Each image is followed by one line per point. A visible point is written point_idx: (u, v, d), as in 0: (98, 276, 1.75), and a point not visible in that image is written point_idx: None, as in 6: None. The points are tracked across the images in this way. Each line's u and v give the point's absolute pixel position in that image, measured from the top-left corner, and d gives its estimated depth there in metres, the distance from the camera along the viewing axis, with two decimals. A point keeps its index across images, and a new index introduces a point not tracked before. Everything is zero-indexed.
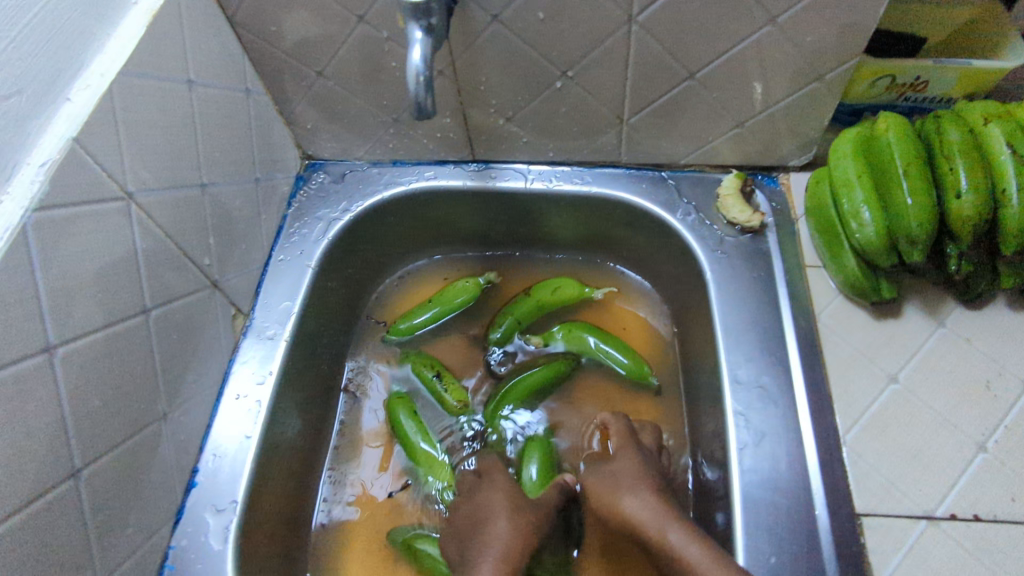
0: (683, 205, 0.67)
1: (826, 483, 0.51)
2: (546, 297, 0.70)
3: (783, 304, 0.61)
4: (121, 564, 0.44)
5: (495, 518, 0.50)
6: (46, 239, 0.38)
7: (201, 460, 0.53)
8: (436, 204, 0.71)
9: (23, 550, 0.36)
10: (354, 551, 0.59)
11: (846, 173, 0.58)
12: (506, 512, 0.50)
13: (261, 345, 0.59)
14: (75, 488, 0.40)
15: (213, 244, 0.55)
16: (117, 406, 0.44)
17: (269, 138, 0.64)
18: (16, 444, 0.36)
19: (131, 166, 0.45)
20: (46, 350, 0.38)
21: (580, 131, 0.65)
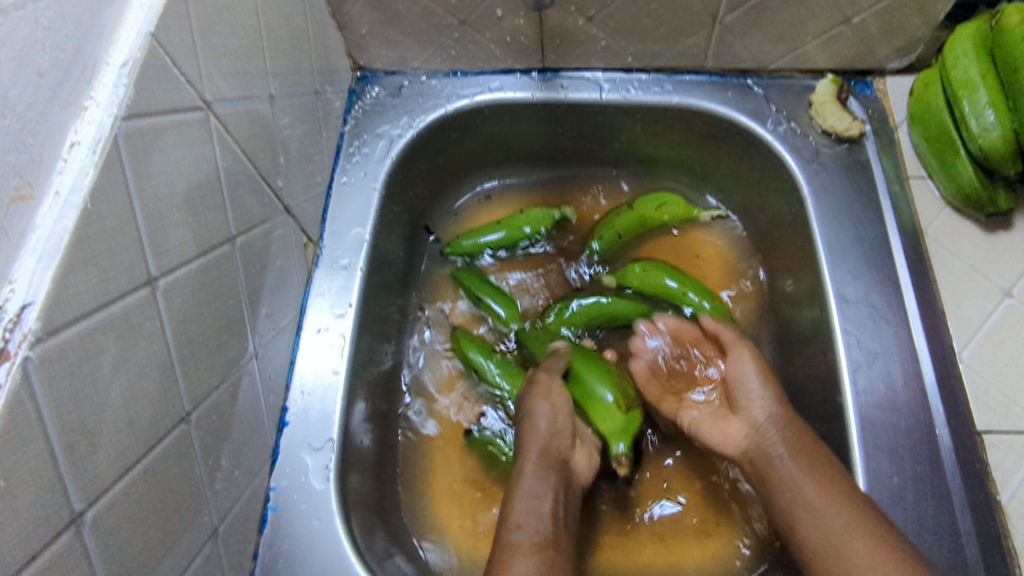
0: (773, 114, 0.62)
1: (945, 404, 0.49)
2: (650, 212, 0.65)
3: (888, 218, 0.57)
4: (231, 508, 0.42)
5: (538, 413, 0.51)
6: (138, 154, 0.32)
7: (289, 399, 0.50)
8: (500, 119, 0.65)
9: (149, 499, 0.33)
10: (444, 478, 0.57)
11: (968, 73, 0.54)
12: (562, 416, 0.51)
13: (336, 276, 0.55)
14: (187, 432, 0.37)
15: (282, 164, 0.50)
16: (216, 343, 0.40)
17: (323, 45, 0.57)
18: (132, 387, 0.32)
19: (207, 71, 0.39)
20: (150, 282, 0.33)
21: (666, 32, 0.59)
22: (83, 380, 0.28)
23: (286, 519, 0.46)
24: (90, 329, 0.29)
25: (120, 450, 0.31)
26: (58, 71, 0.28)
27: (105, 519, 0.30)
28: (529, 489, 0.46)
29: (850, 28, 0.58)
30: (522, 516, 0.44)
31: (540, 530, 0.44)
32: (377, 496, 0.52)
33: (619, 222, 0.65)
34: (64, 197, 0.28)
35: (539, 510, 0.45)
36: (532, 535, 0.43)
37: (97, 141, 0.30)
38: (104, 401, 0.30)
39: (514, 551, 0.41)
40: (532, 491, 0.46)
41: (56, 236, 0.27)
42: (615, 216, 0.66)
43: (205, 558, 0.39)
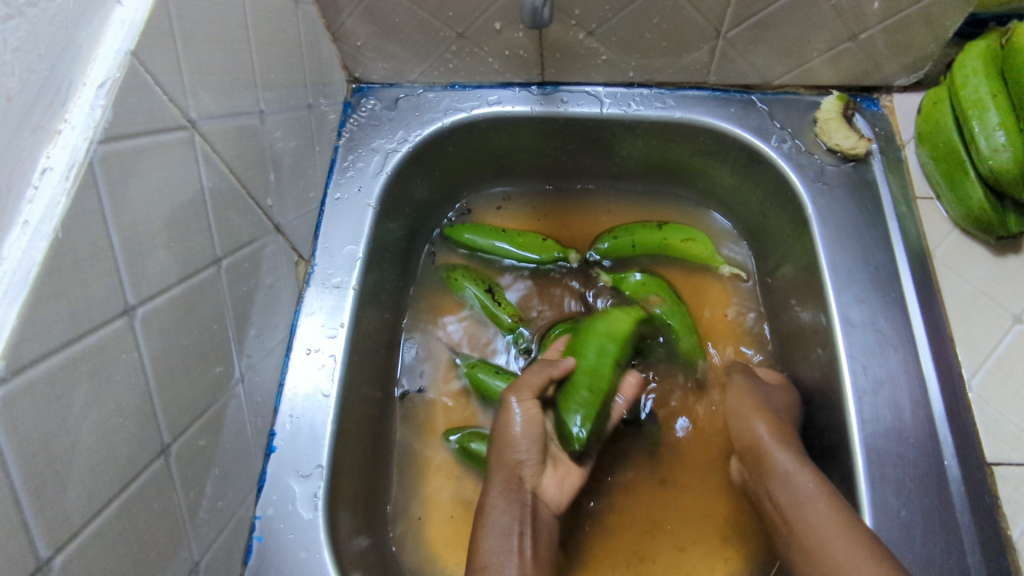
0: (777, 130, 0.61)
1: (955, 435, 0.48)
2: (676, 240, 0.63)
3: (895, 239, 0.55)
4: (213, 541, 0.40)
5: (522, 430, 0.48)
6: (115, 177, 0.31)
7: (277, 423, 0.48)
8: (498, 133, 0.64)
9: (124, 540, 0.32)
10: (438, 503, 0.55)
11: (977, 92, 0.53)
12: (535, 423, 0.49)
13: (328, 295, 0.53)
14: (166, 465, 0.35)
15: (272, 181, 0.48)
16: (199, 371, 0.38)
17: (317, 58, 0.56)
18: (106, 421, 0.30)
19: (192, 88, 0.37)
20: (127, 311, 0.32)
21: (668, 47, 0.58)
22: (52, 419, 0.27)
23: (272, 549, 0.44)
24: (61, 365, 0.28)
25: (91, 489, 0.29)
26: (28, 95, 0.27)
27: (74, 565, 0.28)
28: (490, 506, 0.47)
29: (857, 44, 0.56)
30: (488, 555, 0.44)
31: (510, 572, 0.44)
32: (368, 524, 0.51)
33: (641, 237, 0.64)
34: (33, 227, 0.27)
35: (505, 550, 0.44)
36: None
37: (71, 166, 0.28)
38: (75, 440, 0.28)
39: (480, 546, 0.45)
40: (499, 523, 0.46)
41: (22, 269, 0.26)
42: (642, 230, 0.64)
43: None
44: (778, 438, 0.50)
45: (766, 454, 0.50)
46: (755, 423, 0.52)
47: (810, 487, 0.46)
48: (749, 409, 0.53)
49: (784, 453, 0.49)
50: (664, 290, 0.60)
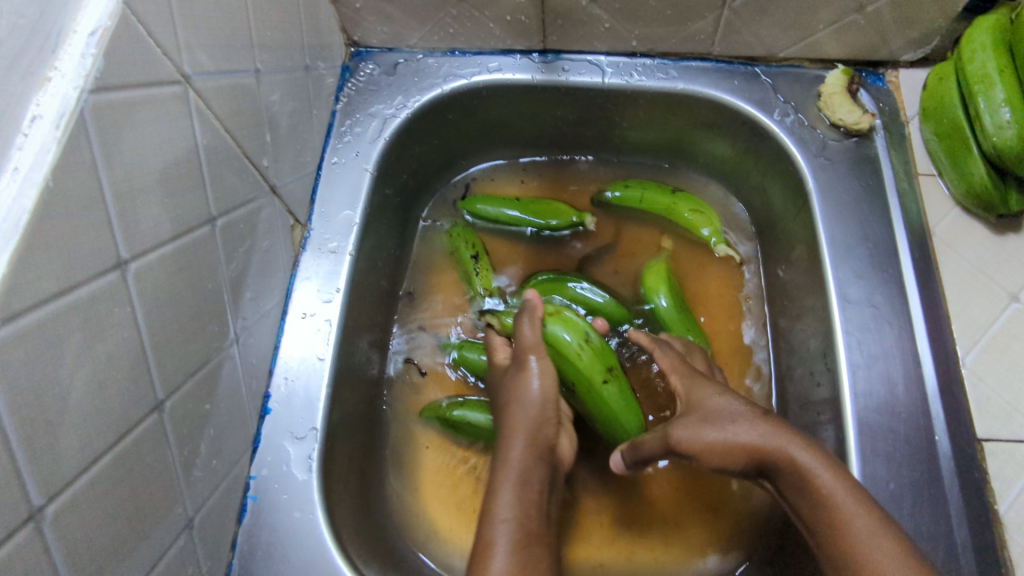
0: (780, 104, 0.60)
1: (947, 410, 0.48)
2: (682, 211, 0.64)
3: (894, 216, 0.55)
4: (207, 498, 0.40)
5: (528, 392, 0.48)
6: (106, 129, 0.30)
7: (272, 385, 0.48)
8: (498, 101, 0.63)
9: (117, 493, 0.32)
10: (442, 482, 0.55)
11: (983, 67, 0.52)
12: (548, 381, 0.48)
13: (323, 260, 0.53)
14: (160, 421, 0.35)
15: (268, 143, 0.48)
16: (193, 330, 0.38)
17: (315, 19, 0.54)
18: (98, 375, 0.30)
19: (186, 42, 0.37)
20: (120, 266, 0.31)
21: (673, 15, 0.57)
22: (45, 369, 0.27)
23: (266, 508, 0.45)
24: (52, 315, 0.27)
25: (84, 440, 0.29)
26: (17, 39, 0.26)
27: (67, 515, 0.28)
28: (519, 469, 0.44)
29: (864, 17, 0.56)
30: (507, 509, 0.42)
31: (527, 524, 0.42)
32: (362, 488, 0.51)
33: (652, 196, 0.64)
34: (24, 174, 0.26)
35: (523, 505, 0.43)
36: (512, 530, 0.41)
37: (61, 115, 0.28)
38: (67, 391, 0.28)
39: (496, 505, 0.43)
40: (515, 480, 0.44)
41: (13, 216, 0.25)
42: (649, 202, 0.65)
43: (179, 550, 0.37)
44: (746, 411, 0.45)
45: (701, 420, 0.45)
46: (716, 399, 0.46)
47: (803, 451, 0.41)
48: (714, 393, 0.46)
49: (734, 421, 0.44)
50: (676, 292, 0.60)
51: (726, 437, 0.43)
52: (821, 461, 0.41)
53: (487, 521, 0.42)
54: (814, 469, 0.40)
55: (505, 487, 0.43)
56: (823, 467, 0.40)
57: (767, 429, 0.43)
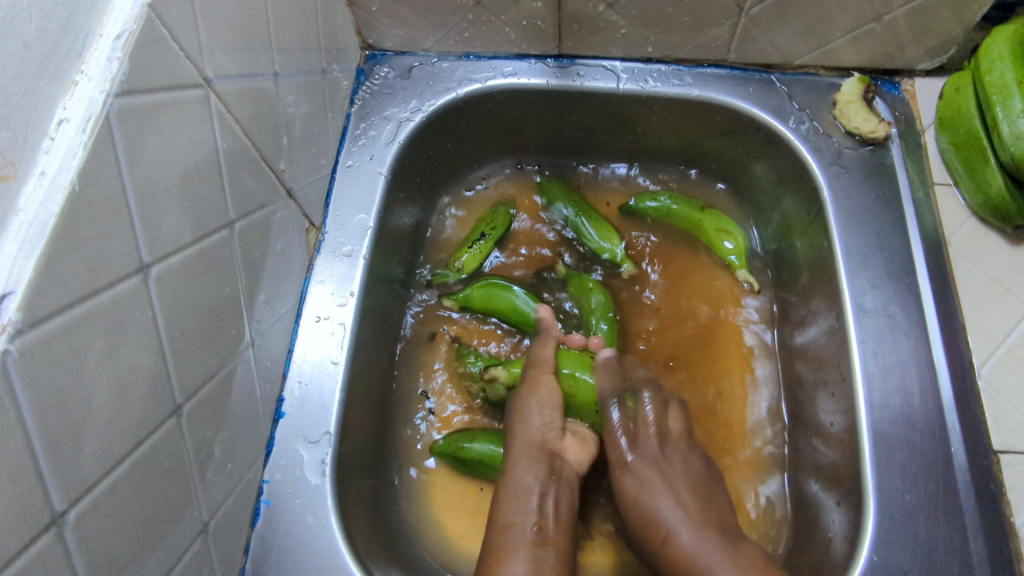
0: (796, 112, 0.60)
1: (963, 422, 0.48)
2: (710, 229, 0.63)
3: (910, 224, 0.55)
4: (222, 503, 0.40)
5: (526, 414, 0.50)
6: (130, 132, 0.30)
7: (286, 389, 0.48)
8: (512, 106, 0.63)
9: (136, 497, 0.32)
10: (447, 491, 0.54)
11: (1001, 77, 0.52)
12: (551, 399, 0.51)
13: (338, 263, 0.53)
14: (178, 425, 0.35)
15: (284, 145, 0.48)
16: (211, 333, 0.38)
17: (331, 22, 0.54)
18: (120, 379, 0.30)
19: (207, 45, 0.37)
20: (142, 269, 0.31)
21: (689, 22, 0.56)
22: (69, 372, 0.27)
23: (280, 512, 0.45)
24: (77, 320, 0.27)
25: (105, 445, 0.29)
26: (45, 43, 0.26)
27: (87, 520, 0.28)
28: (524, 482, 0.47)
29: (881, 25, 0.55)
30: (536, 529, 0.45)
31: (531, 529, 0.44)
32: (373, 491, 0.51)
33: (681, 211, 0.64)
34: (51, 178, 0.26)
35: (529, 509, 0.46)
36: (524, 534, 0.44)
37: (88, 119, 0.28)
38: (90, 395, 0.28)
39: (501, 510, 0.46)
40: (523, 486, 0.47)
41: (39, 221, 0.25)
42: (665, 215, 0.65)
43: (194, 555, 0.37)
44: (677, 500, 0.48)
45: (648, 512, 0.48)
46: (662, 506, 0.48)
47: (668, 507, 0.48)
48: (653, 496, 0.49)
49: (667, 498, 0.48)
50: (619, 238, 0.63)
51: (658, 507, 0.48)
52: (691, 525, 0.47)
53: (495, 530, 0.45)
54: (674, 518, 0.47)
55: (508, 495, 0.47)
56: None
57: (696, 515, 0.48)
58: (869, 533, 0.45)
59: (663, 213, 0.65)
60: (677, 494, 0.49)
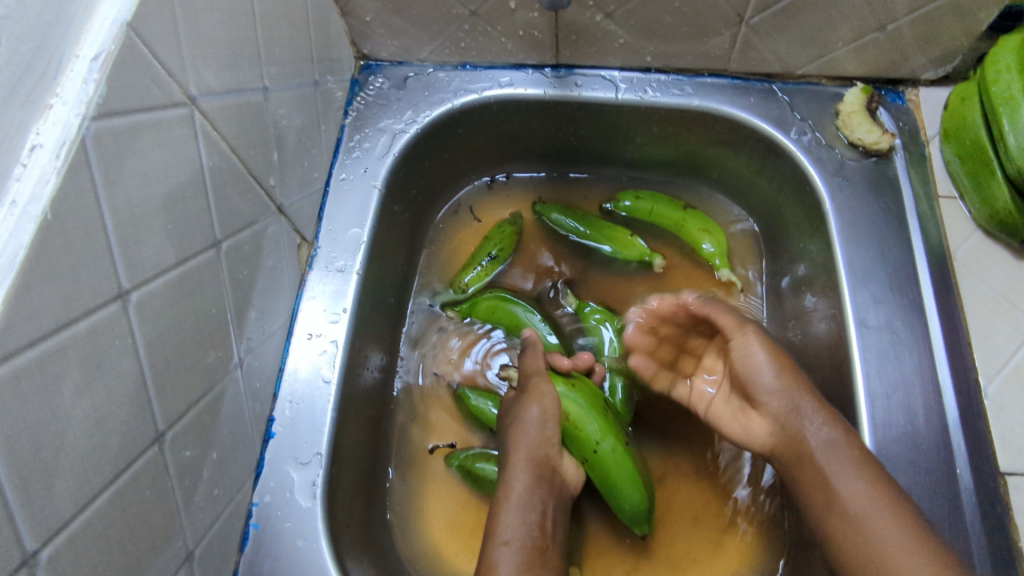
0: (797, 122, 0.59)
1: (968, 442, 0.47)
2: (691, 228, 0.63)
3: (914, 238, 0.53)
4: (209, 528, 0.39)
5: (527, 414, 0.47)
6: (109, 156, 0.29)
7: (276, 408, 0.47)
8: (509, 116, 0.62)
9: (115, 529, 0.31)
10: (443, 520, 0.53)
11: (1009, 89, 0.50)
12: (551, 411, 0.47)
13: (331, 278, 0.52)
14: (161, 452, 0.34)
15: (275, 161, 0.47)
16: (196, 355, 0.37)
17: (324, 33, 0.54)
18: (97, 409, 0.29)
19: (192, 63, 0.36)
20: (121, 296, 0.31)
21: (688, 32, 0.55)
22: (40, 407, 0.26)
23: (269, 536, 0.44)
24: (50, 352, 0.26)
25: (81, 479, 0.28)
26: (16, 69, 0.25)
27: (63, 556, 0.28)
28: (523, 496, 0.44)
29: (885, 35, 0.54)
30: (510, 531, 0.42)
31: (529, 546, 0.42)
32: (365, 512, 0.50)
33: (661, 209, 0.63)
34: (21, 208, 0.25)
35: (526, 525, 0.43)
36: (519, 551, 0.41)
37: (62, 144, 0.27)
38: (64, 429, 0.27)
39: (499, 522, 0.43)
40: (520, 503, 0.44)
41: (10, 251, 0.24)
42: (658, 217, 0.64)
43: None
44: (827, 434, 0.45)
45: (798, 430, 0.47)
46: (765, 365, 0.49)
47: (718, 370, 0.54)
48: (801, 416, 0.47)
49: (815, 426, 0.46)
50: (634, 244, 0.62)
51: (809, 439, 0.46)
52: (837, 446, 0.45)
53: (490, 542, 0.42)
54: (845, 471, 0.44)
55: (506, 509, 0.43)
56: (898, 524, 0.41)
57: (842, 452, 0.44)
58: None
59: (641, 211, 0.64)
60: (828, 424, 0.46)
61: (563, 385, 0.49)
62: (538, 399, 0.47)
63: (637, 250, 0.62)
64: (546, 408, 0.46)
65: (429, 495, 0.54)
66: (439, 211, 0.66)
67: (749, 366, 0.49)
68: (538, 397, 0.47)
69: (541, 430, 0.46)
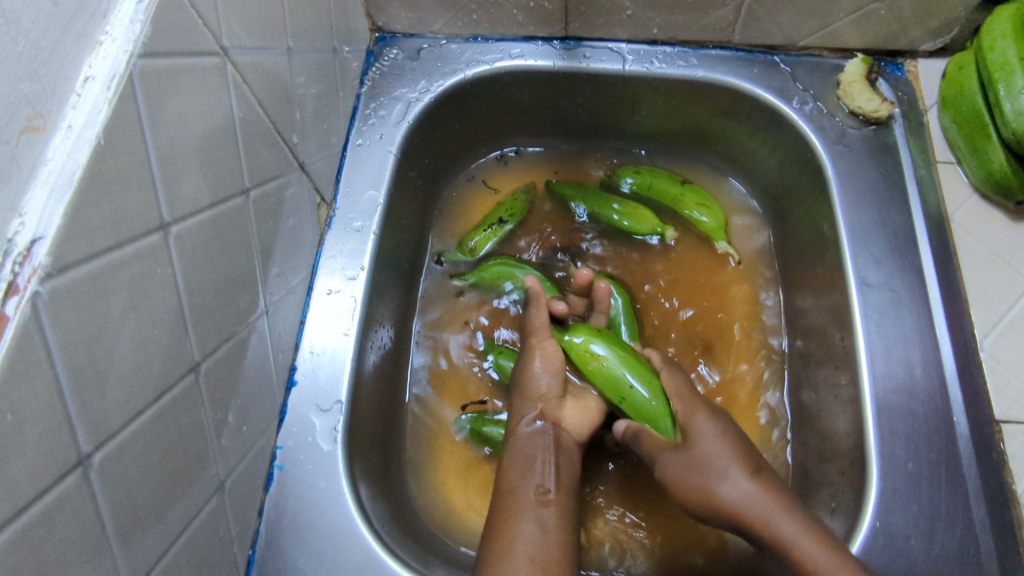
0: (799, 92, 0.61)
1: (965, 392, 0.48)
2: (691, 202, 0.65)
3: (914, 201, 0.55)
4: (237, 464, 0.41)
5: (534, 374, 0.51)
6: (153, 93, 0.31)
7: (298, 359, 0.49)
8: (519, 87, 0.64)
9: (156, 448, 0.33)
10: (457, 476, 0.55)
11: (1004, 55, 0.52)
12: (551, 361, 0.51)
13: (349, 238, 0.54)
14: (196, 382, 0.36)
15: (297, 121, 0.49)
16: (227, 296, 0.39)
17: (342, 3, 0.55)
18: (141, 331, 0.31)
19: (225, 16, 0.38)
20: (162, 227, 0.32)
21: (694, 3, 0.57)
22: (94, 319, 0.28)
23: (293, 478, 0.46)
24: (102, 269, 0.28)
25: (128, 395, 0.30)
26: (73, 3, 0.27)
27: (111, 464, 0.29)
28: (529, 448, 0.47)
29: (884, 5, 0.56)
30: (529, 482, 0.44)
31: (540, 494, 0.44)
32: (382, 462, 0.52)
33: (660, 184, 0.66)
34: (78, 132, 0.27)
35: (530, 472, 0.45)
36: (528, 498, 0.43)
37: (112, 77, 0.29)
38: (114, 343, 0.29)
39: (506, 472, 0.46)
40: (527, 454, 0.47)
41: (68, 170, 0.26)
42: (662, 191, 0.66)
43: (211, 512, 0.38)
44: (740, 463, 0.46)
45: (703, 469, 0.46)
46: (715, 442, 0.47)
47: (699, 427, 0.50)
48: (711, 439, 0.47)
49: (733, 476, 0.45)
50: (643, 215, 0.64)
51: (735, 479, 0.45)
52: (767, 492, 0.44)
53: (507, 493, 0.44)
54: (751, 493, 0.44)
55: (513, 462, 0.46)
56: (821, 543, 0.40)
57: (767, 496, 0.44)
58: (871, 499, 0.45)
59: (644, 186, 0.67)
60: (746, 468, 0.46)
61: (574, 335, 0.51)
62: (540, 353, 0.51)
63: (648, 223, 0.64)
64: (547, 362, 0.51)
65: (443, 450, 0.56)
66: (451, 182, 0.68)
67: (707, 434, 0.47)
68: (540, 351, 0.51)
69: (543, 387, 0.50)
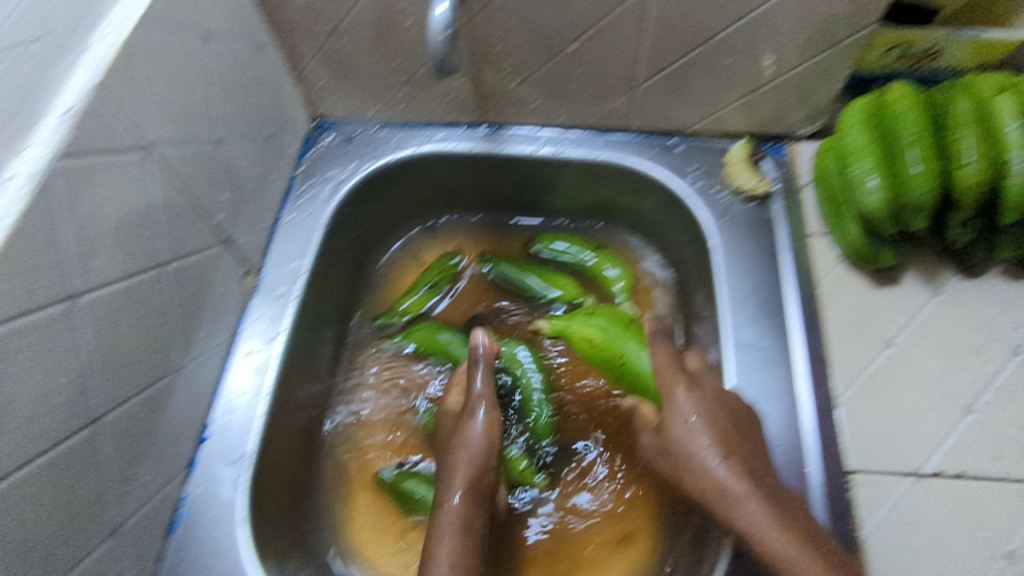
0: (691, 172, 0.68)
1: (822, 444, 0.53)
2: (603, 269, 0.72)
3: (784, 271, 0.61)
4: (138, 509, 0.46)
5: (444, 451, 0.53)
6: (70, 187, 0.38)
7: (213, 415, 0.54)
8: (445, 167, 0.71)
9: (52, 491, 0.37)
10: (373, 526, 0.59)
11: (852, 144, 0.59)
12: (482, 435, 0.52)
13: (271, 304, 0.59)
14: (99, 433, 0.41)
15: (226, 201, 0.55)
16: (139, 356, 0.45)
17: (280, 98, 0.63)
18: (43, 388, 0.36)
19: (150, 119, 0.45)
20: (71, 298, 0.38)
21: (591, 96, 0.65)
22: None
23: (196, 525, 0.49)
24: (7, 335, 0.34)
25: (24, 443, 0.35)
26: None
27: (4, 503, 0.34)
28: (462, 518, 0.48)
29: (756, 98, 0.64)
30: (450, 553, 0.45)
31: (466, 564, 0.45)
32: (290, 511, 0.56)
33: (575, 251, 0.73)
34: None
35: (463, 548, 0.46)
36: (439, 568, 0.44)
37: (31, 176, 0.35)
38: (13, 397, 0.34)
39: (435, 548, 0.46)
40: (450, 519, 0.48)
41: None
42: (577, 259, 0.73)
43: (106, 552, 0.43)
44: (719, 446, 0.47)
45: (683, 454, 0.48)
46: (702, 440, 0.47)
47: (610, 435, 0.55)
48: (688, 441, 0.48)
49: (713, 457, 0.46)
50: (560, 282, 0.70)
51: (742, 503, 0.44)
52: (739, 476, 0.45)
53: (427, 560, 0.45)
54: (750, 518, 0.43)
55: (447, 541, 0.46)
56: (763, 518, 0.43)
57: (736, 476, 0.45)
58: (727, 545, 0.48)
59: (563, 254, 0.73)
60: (727, 450, 0.47)
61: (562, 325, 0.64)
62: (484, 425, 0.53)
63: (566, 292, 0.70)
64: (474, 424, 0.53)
65: (356, 503, 0.60)
66: (384, 251, 0.75)
67: (682, 434, 0.49)
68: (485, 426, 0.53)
69: (482, 447, 0.52)
